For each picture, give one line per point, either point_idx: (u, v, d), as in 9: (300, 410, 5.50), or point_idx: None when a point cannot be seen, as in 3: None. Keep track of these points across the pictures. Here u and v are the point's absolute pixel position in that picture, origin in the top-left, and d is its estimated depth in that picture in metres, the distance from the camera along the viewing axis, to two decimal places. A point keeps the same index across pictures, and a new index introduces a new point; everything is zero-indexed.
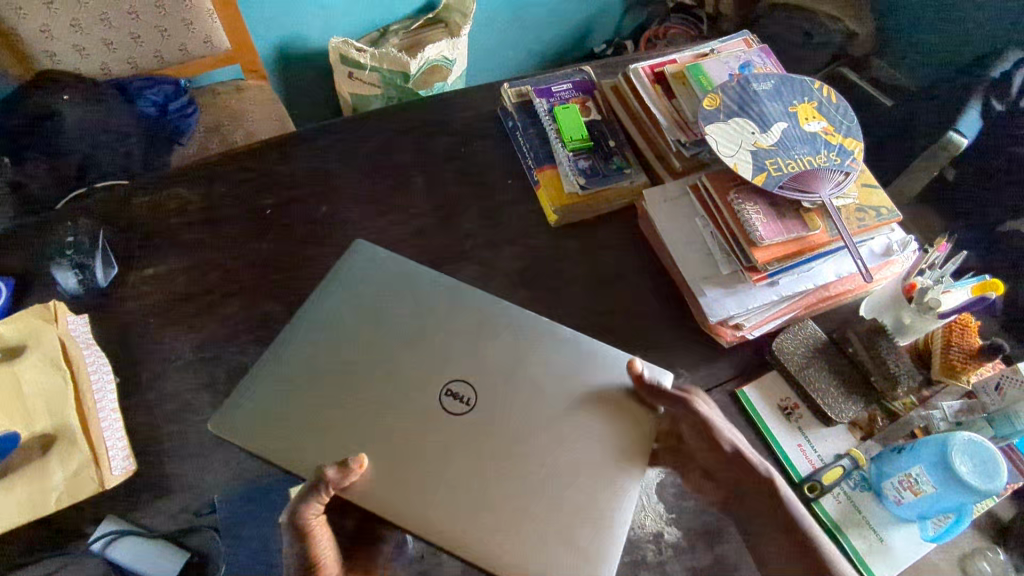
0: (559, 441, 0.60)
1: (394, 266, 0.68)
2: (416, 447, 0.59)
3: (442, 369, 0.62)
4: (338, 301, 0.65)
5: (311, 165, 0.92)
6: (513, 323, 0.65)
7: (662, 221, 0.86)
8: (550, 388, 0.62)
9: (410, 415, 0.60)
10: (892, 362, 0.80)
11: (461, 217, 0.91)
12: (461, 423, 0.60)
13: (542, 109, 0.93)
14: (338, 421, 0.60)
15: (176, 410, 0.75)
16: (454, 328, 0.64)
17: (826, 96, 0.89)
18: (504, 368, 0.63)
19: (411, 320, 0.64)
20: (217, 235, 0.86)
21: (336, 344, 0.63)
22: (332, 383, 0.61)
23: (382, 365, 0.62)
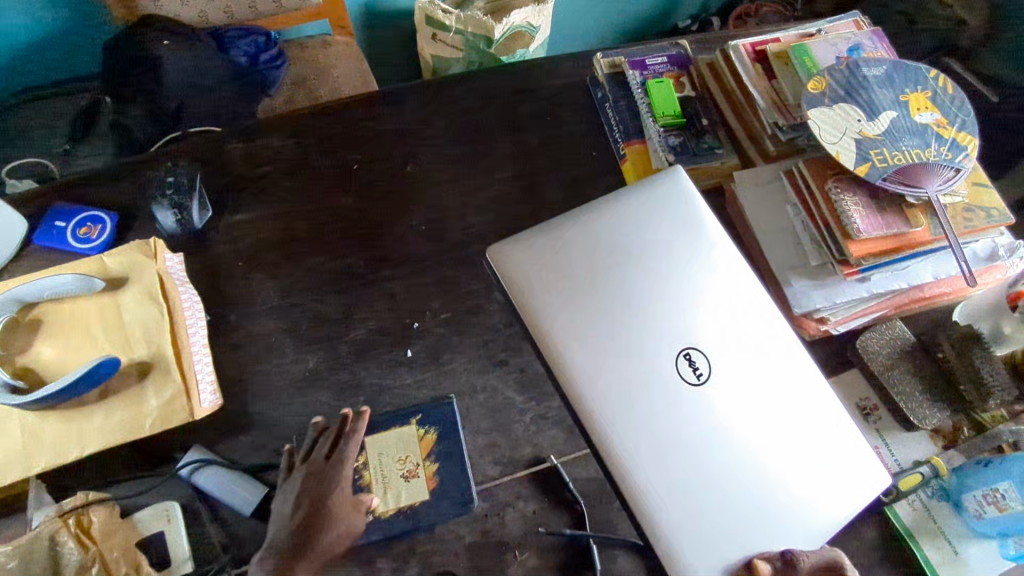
0: (770, 451, 0.61)
1: (693, 220, 0.68)
2: (646, 389, 0.60)
3: (696, 333, 0.63)
4: (636, 218, 0.67)
5: (399, 123, 0.93)
6: (772, 333, 0.65)
7: (751, 206, 0.83)
8: (782, 408, 0.62)
9: (653, 356, 0.61)
10: (985, 371, 0.77)
11: (542, 186, 0.90)
12: (693, 391, 0.61)
13: (635, 82, 0.90)
14: (588, 328, 0.62)
15: (260, 351, 0.78)
16: (719, 306, 0.65)
17: (942, 87, 0.83)
18: (752, 367, 0.63)
19: (684, 277, 0.65)
20: (306, 186, 0.88)
21: (613, 261, 0.64)
22: (598, 292, 0.63)
23: (644, 303, 0.63)
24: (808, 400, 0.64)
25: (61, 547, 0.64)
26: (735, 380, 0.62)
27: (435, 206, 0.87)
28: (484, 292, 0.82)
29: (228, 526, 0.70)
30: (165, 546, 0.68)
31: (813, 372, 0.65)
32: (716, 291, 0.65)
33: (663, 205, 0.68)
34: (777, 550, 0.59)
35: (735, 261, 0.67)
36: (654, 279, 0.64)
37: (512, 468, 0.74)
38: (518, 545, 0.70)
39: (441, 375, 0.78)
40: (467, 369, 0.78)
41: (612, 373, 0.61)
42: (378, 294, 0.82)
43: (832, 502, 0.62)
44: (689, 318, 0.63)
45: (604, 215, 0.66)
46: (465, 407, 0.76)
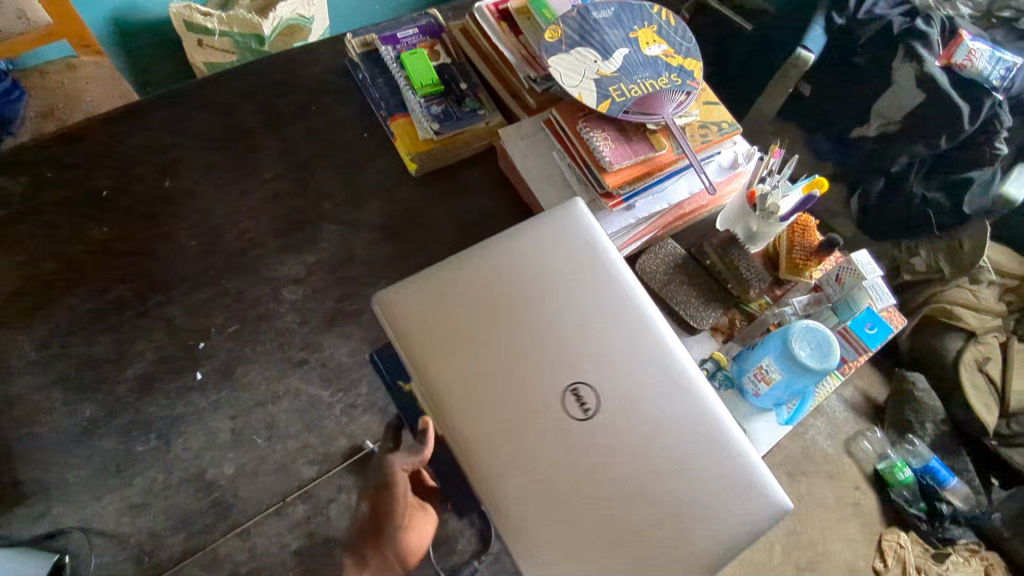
0: (665, 482, 0.54)
1: (590, 250, 0.62)
2: (531, 433, 0.54)
3: (586, 367, 0.56)
4: (526, 247, 0.61)
5: (150, 137, 0.86)
6: (670, 359, 0.59)
7: (519, 159, 0.86)
8: (682, 436, 0.56)
9: (535, 394, 0.55)
10: (744, 267, 0.86)
11: (317, 176, 0.88)
12: (583, 430, 0.54)
13: (389, 57, 0.90)
14: (466, 373, 0.55)
15: (25, 412, 0.71)
16: (612, 335, 0.59)
17: (665, 20, 0.90)
18: (650, 395, 0.57)
19: (571, 308, 0.59)
20: (48, 224, 0.80)
21: (491, 295, 0.58)
22: (479, 333, 0.57)
23: (530, 338, 0.57)
24: (710, 427, 0.57)
25: None
26: (631, 417, 0.56)
27: (204, 218, 0.83)
28: (271, 296, 0.80)
29: None
30: None
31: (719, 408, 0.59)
32: (609, 324, 0.59)
33: (559, 237, 0.62)
34: None
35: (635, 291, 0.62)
36: (537, 311, 0.58)
37: (328, 464, 0.73)
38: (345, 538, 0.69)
39: (237, 390, 0.75)
40: (265, 377, 0.76)
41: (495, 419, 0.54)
42: (154, 323, 0.77)
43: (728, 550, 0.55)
44: (577, 351, 0.57)
45: (492, 245, 0.61)
46: (269, 416, 0.74)
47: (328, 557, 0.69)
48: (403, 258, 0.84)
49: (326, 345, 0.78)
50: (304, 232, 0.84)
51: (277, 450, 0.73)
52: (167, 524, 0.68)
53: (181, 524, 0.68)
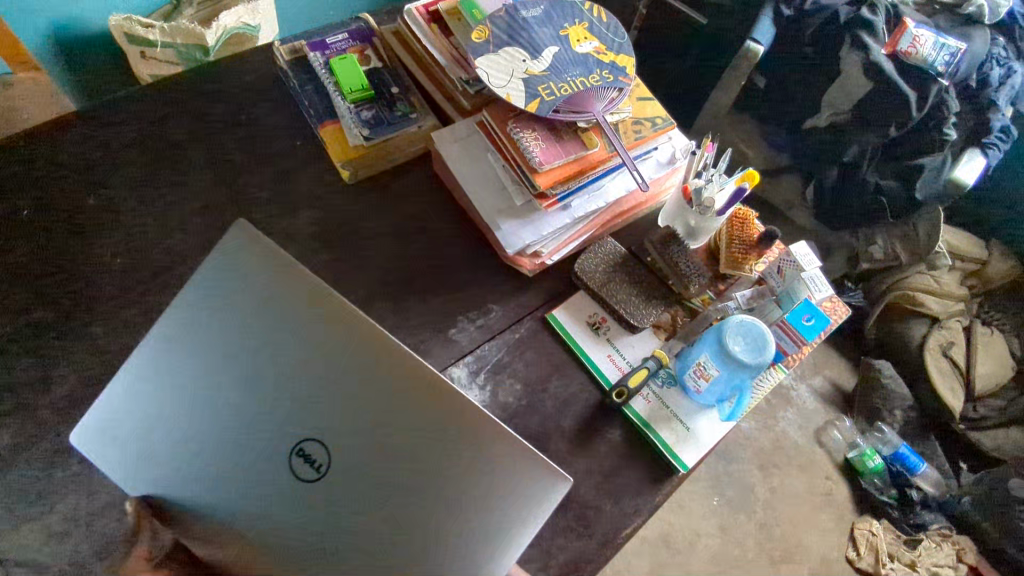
0: (415, 539, 0.50)
1: (273, 282, 0.53)
2: (263, 518, 0.49)
3: (299, 429, 0.50)
4: (200, 311, 0.52)
5: (73, 153, 0.84)
6: (398, 380, 0.52)
7: (453, 162, 0.85)
8: (424, 477, 0.51)
9: (250, 477, 0.50)
10: (683, 263, 0.85)
11: (247, 187, 0.86)
12: (315, 496, 0.49)
13: (318, 63, 0.89)
14: (184, 477, 0.51)
15: None
16: (325, 381, 0.51)
17: (596, 16, 0.90)
18: (374, 440, 0.50)
19: (274, 366, 0.52)
20: None
21: (194, 378, 0.52)
22: (186, 429, 0.52)
23: (237, 414, 0.51)
24: (458, 445, 0.52)
25: None
26: (365, 472, 0.50)
27: (129, 234, 0.81)
28: None
29: None
30: None
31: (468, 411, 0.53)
32: (322, 362, 0.52)
33: (234, 282, 0.53)
34: None
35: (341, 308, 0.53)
36: (233, 383, 0.52)
37: None
38: None
39: None
40: None
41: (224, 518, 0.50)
42: (77, 343, 0.74)
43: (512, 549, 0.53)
44: (287, 414, 0.50)
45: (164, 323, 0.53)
46: None
47: None
48: (336, 268, 0.82)
49: None
50: None
51: None
52: (90, 551, 0.66)
53: (105, 550, 0.66)
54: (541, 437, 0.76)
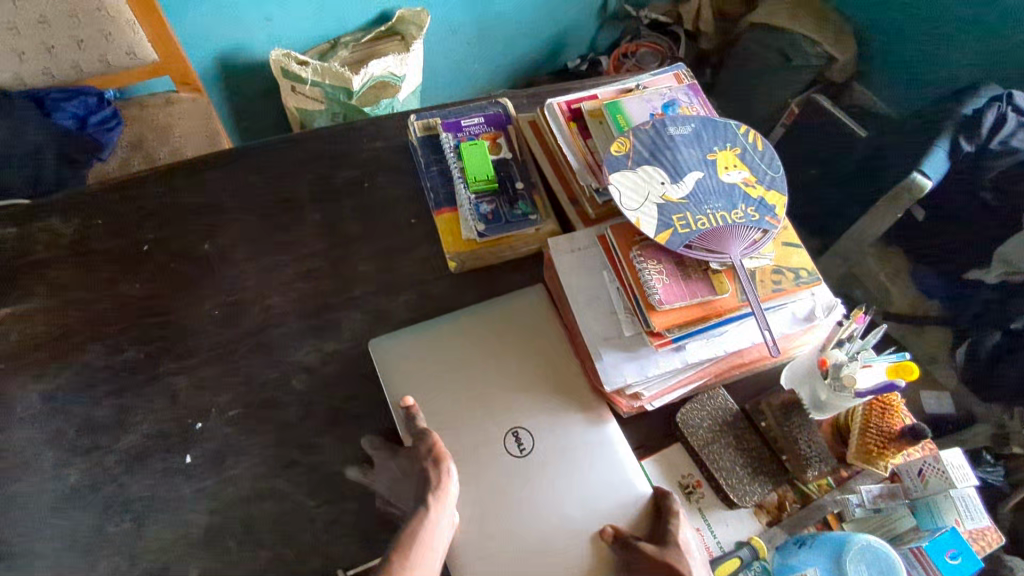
0: (544, 523, 0.68)
1: (546, 320, 0.78)
2: (471, 463, 0.70)
3: (518, 418, 0.73)
4: (494, 313, 0.79)
5: (202, 195, 0.86)
6: (595, 444, 0.72)
7: (565, 274, 0.79)
8: (575, 494, 0.69)
9: (479, 434, 0.71)
10: (805, 441, 0.73)
11: (354, 259, 0.84)
12: (512, 464, 0.70)
13: (448, 144, 0.86)
14: (438, 406, 0.73)
15: (16, 468, 0.70)
16: (549, 403, 0.74)
17: (751, 142, 0.81)
18: (555, 449, 0.72)
19: (521, 371, 0.75)
20: (85, 271, 0.80)
21: (474, 349, 0.76)
22: (448, 376, 0.74)
23: (486, 392, 0.74)
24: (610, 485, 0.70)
25: None
26: (548, 463, 0.71)
27: (231, 287, 0.81)
28: (280, 382, 0.76)
29: None
30: None
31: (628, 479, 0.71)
32: (551, 389, 0.75)
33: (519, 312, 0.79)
34: None
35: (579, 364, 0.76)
36: (489, 370, 0.75)
37: None
38: None
39: (222, 482, 0.70)
40: (253, 471, 0.71)
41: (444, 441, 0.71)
42: (158, 391, 0.74)
43: None
44: (514, 409, 0.73)
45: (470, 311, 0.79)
46: (247, 516, 0.69)
47: None
48: None
49: (322, 448, 0.73)
50: (328, 317, 0.80)
51: (246, 557, 0.67)
52: None
53: None
54: None
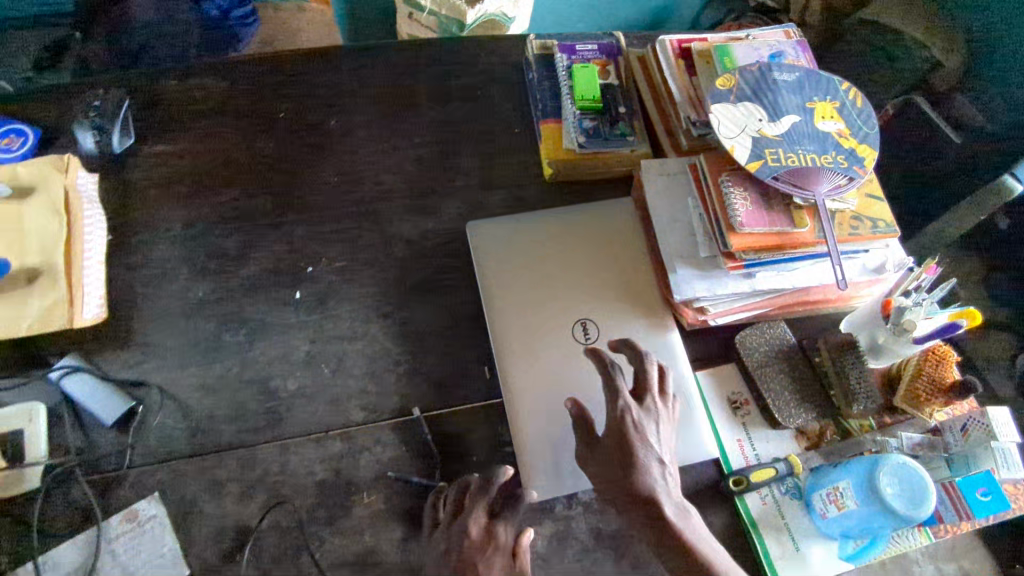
0: (600, 403, 0.74)
1: (625, 231, 0.84)
2: (540, 341, 0.77)
3: (588, 311, 0.79)
4: (577, 216, 0.84)
5: (332, 79, 0.95)
6: (655, 346, 0.79)
7: (653, 193, 0.84)
8: (631, 385, 0.76)
9: (551, 318, 0.78)
10: (855, 379, 0.77)
11: (459, 155, 0.92)
12: (578, 349, 0.77)
13: (561, 64, 0.92)
14: (519, 287, 0.79)
15: (153, 276, 0.80)
16: (619, 304, 0.80)
17: (851, 99, 0.85)
18: (618, 343, 0.78)
19: (596, 271, 0.81)
20: (228, 127, 0.90)
21: (556, 245, 0.82)
22: (529, 264, 0.80)
23: (562, 283, 0.80)
24: None
25: None
26: (610, 354, 0.77)
27: (350, 162, 0.90)
28: (382, 248, 0.85)
29: (88, 433, 0.71)
30: (23, 444, 0.69)
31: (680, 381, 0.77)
32: (622, 292, 0.81)
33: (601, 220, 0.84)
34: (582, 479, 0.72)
35: (649, 276, 0.82)
36: (567, 265, 0.81)
37: (376, 414, 0.75)
38: (365, 489, 0.72)
39: (324, 319, 0.80)
40: (351, 316, 0.80)
41: (521, 318, 0.77)
42: (279, 236, 0.84)
43: None
44: (586, 303, 0.79)
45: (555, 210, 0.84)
46: (341, 352, 0.78)
47: (345, 499, 0.71)
48: None
49: (412, 309, 0.81)
50: (430, 201, 0.88)
51: (337, 384, 0.77)
52: (226, 413, 0.74)
53: (238, 417, 0.74)
54: None
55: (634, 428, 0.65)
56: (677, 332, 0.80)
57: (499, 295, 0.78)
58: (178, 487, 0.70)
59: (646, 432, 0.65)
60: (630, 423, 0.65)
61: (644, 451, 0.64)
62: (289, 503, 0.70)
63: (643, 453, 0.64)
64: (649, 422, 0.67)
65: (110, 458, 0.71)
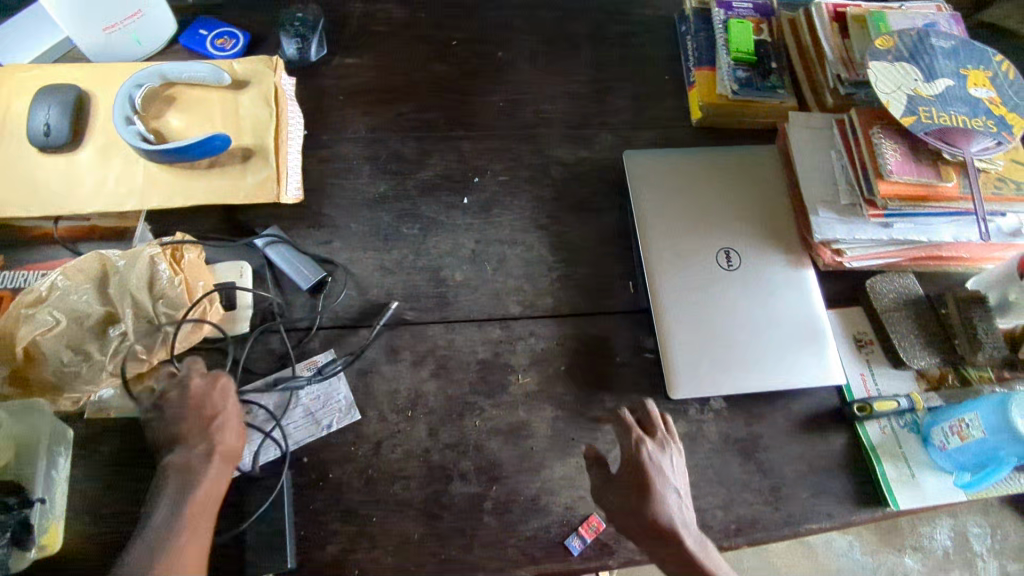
0: (739, 323, 0.81)
1: (768, 175, 0.90)
2: (686, 261, 0.83)
3: (732, 242, 0.85)
4: (725, 157, 0.90)
5: (499, 16, 1.03)
6: (791, 280, 0.84)
7: (800, 142, 0.89)
8: (767, 311, 0.82)
9: (697, 243, 0.84)
10: (982, 330, 0.82)
11: (613, 93, 0.99)
12: (720, 273, 0.83)
13: (718, 18, 0.98)
14: (669, 213, 0.86)
15: (341, 169, 0.90)
16: (760, 239, 0.86)
17: (1004, 71, 0.88)
18: (758, 272, 0.84)
19: (739, 208, 0.87)
20: (407, 49, 0.99)
21: (703, 180, 0.88)
22: (678, 193, 0.87)
23: (708, 214, 0.86)
24: (797, 313, 0.83)
25: (157, 266, 0.75)
26: (749, 281, 0.83)
27: (514, 90, 0.98)
28: (540, 168, 0.93)
29: (286, 293, 0.82)
30: (234, 296, 0.79)
31: (812, 314, 0.83)
32: (763, 229, 0.87)
33: (747, 163, 0.90)
34: (719, 386, 0.79)
35: (789, 218, 0.88)
36: (713, 199, 0.87)
37: (531, 310, 0.84)
38: (520, 370, 0.80)
39: (487, 223, 0.88)
40: (512, 224, 0.89)
41: (668, 239, 0.84)
42: (450, 147, 0.93)
43: (777, 385, 0.79)
44: (730, 234, 0.85)
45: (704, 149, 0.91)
46: (502, 253, 0.87)
47: (502, 377, 0.80)
48: None
49: (566, 223, 0.89)
50: (584, 131, 0.96)
51: (497, 281, 0.85)
52: (401, 293, 0.84)
53: (411, 296, 0.83)
54: (767, 404, 0.81)
55: (648, 460, 0.67)
56: (811, 270, 0.86)
57: (651, 217, 0.85)
58: (357, 349, 0.80)
59: (660, 464, 0.68)
60: (642, 456, 0.68)
61: (659, 485, 0.66)
62: (454, 375, 0.79)
63: (655, 485, 0.66)
64: (662, 455, 0.69)
65: (303, 317, 0.81)
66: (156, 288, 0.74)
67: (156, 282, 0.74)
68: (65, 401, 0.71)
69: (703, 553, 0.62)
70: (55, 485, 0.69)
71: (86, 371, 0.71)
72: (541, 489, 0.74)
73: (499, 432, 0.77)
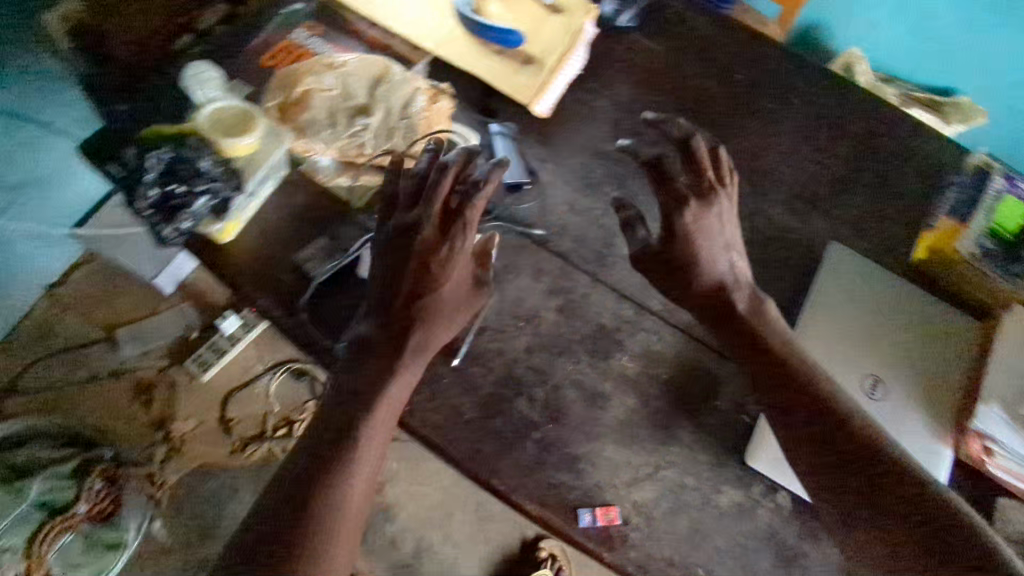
0: None
1: (957, 343, 0.86)
2: (831, 364, 0.83)
3: (888, 375, 0.83)
4: (922, 303, 0.88)
5: (788, 76, 1.05)
6: (926, 444, 0.80)
7: (1011, 335, 0.83)
8: None
9: (853, 356, 0.84)
10: None
11: (850, 194, 0.98)
12: (857, 392, 0.82)
13: (998, 184, 0.94)
14: (846, 318, 0.86)
15: (585, 117, 0.98)
16: (915, 391, 0.83)
17: None
18: (896, 418, 0.81)
19: (909, 352, 0.85)
20: (695, 57, 1.05)
21: (891, 311, 0.87)
22: (862, 305, 0.87)
23: (877, 340, 0.85)
24: None
25: (416, 96, 0.87)
26: (884, 417, 0.81)
27: (764, 140, 1.00)
28: (749, 213, 0.94)
29: None
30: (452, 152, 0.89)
31: None
32: (926, 386, 0.83)
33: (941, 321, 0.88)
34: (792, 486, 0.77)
35: (956, 390, 0.83)
36: (892, 330, 0.86)
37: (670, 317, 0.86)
38: (631, 357, 0.83)
39: None
40: None
41: (832, 337, 0.84)
42: None
43: None
44: (890, 368, 0.83)
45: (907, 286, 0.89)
46: None
47: (615, 353, 0.83)
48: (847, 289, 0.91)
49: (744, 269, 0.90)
50: (805, 209, 0.96)
51: None
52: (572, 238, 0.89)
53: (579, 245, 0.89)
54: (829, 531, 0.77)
55: (697, 225, 0.76)
56: (949, 451, 0.81)
57: (825, 310, 0.86)
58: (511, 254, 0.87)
59: (716, 213, 0.77)
60: (692, 212, 0.76)
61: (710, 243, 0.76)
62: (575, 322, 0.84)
63: (726, 285, 0.76)
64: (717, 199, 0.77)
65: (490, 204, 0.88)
66: (408, 111, 0.86)
67: (410, 108, 0.87)
68: (299, 146, 0.84)
69: (782, 348, 0.75)
70: (255, 197, 0.82)
71: (326, 134, 0.84)
72: (585, 455, 0.77)
73: (579, 389, 0.81)
